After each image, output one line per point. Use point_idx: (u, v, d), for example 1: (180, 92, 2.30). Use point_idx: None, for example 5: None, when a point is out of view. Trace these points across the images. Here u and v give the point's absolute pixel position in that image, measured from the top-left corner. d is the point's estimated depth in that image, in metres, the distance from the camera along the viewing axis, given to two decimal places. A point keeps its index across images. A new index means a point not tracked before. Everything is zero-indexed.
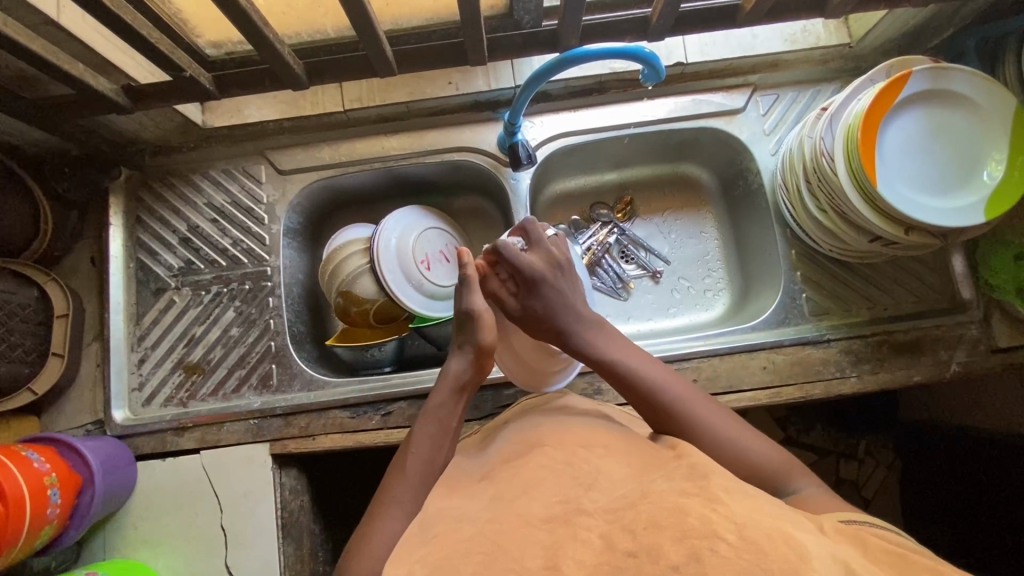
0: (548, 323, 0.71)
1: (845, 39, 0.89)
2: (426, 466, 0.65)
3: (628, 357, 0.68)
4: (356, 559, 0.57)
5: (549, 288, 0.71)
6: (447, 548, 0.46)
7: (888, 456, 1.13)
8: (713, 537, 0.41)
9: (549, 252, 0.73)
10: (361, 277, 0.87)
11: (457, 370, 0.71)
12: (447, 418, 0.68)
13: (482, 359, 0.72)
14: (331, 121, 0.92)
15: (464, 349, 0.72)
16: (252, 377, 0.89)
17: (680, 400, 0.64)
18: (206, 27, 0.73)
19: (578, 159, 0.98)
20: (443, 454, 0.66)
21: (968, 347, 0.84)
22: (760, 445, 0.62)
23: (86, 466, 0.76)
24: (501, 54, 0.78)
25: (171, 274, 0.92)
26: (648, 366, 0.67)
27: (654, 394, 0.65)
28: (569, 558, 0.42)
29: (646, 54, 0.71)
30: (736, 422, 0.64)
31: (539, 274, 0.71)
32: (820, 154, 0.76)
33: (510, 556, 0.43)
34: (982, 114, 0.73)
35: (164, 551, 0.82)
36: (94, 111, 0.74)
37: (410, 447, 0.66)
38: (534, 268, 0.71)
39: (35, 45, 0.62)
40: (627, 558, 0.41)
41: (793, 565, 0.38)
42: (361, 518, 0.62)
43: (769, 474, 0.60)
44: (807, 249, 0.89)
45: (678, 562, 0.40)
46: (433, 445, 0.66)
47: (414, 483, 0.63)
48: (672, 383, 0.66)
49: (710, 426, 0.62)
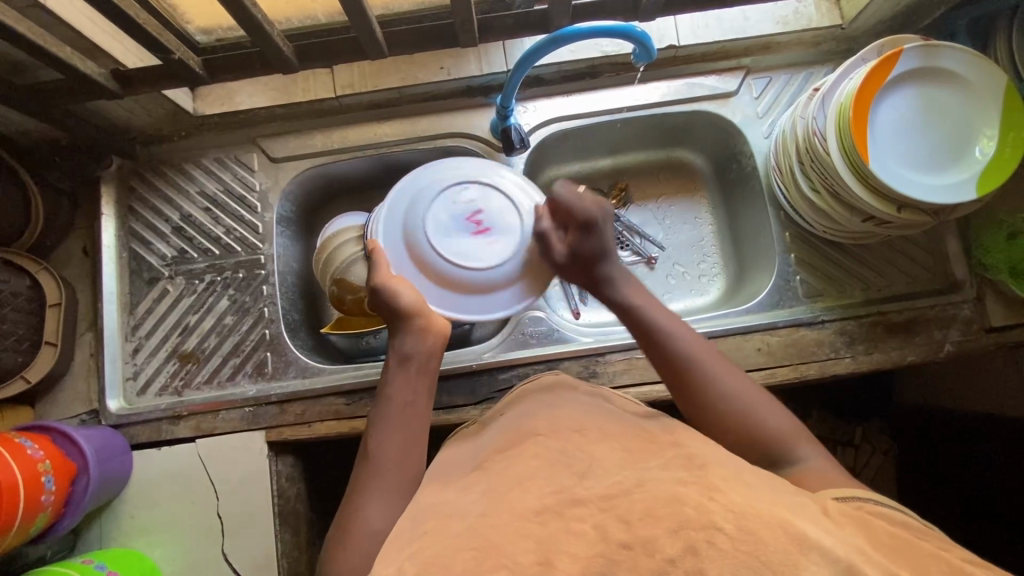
0: (590, 269, 0.73)
1: (837, 20, 0.88)
2: (391, 446, 0.65)
3: (646, 306, 0.70)
4: (338, 548, 0.59)
5: (600, 233, 0.74)
6: (445, 541, 0.46)
7: (885, 443, 1.11)
8: (710, 527, 0.40)
9: (596, 197, 0.75)
10: (355, 264, 0.85)
11: (397, 344, 0.70)
12: (399, 395, 0.68)
13: (422, 322, 0.70)
14: (322, 108, 0.92)
15: (399, 324, 0.70)
16: (246, 365, 0.88)
17: (694, 356, 0.66)
18: (195, 13, 0.73)
19: (572, 144, 0.98)
20: (409, 428, 0.66)
21: (962, 327, 0.84)
22: (769, 409, 0.62)
23: (80, 455, 0.76)
24: (491, 36, 0.78)
25: (164, 264, 0.91)
26: (667, 318, 0.69)
27: (673, 347, 0.66)
28: (562, 552, 0.42)
29: (639, 33, 0.70)
30: (746, 381, 0.65)
31: (596, 219, 0.73)
32: (812, 134, 0.76)
33: (503, 552, 0.43)
34: (971, 91, 0.73)
35: (160, 539, 0.82)
36: (83, 97, 0.74)
37: (371, 434, 0.66)
38: (588, 213, 0.73)
39: (22, 27, 0.61)
40: (622, 550, 0.41)
41: (791, 556, 0.38)
42: (342, 500, 0.63)
43: (778, 440, 0.61)
44: (800, 231, 0.89)
45: (674, 555, 0.40)
46: (393, 423, 0.66)
47: (382, 468, 0.63)
48: (691, 342, 0.67)
49: (722, 386, 0.64)
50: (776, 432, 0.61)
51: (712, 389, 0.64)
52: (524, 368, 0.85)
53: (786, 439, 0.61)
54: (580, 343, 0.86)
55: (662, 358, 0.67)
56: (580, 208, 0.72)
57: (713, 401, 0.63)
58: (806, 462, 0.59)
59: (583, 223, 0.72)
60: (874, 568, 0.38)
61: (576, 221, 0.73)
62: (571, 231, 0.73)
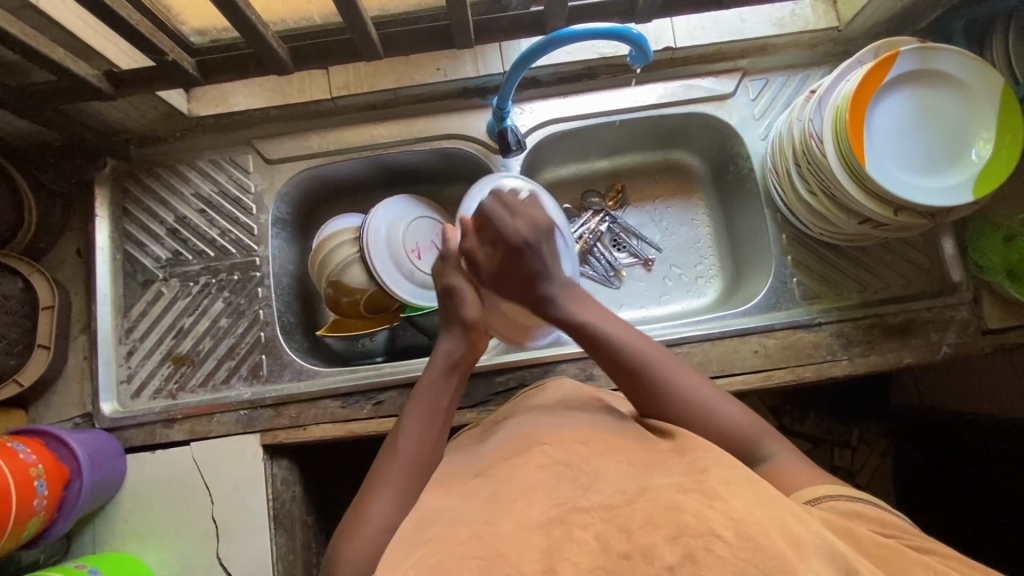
0: (525, 287, 0.72)
1: (834, 22, 0.88)
2: (420, 448, 0.65)
3: (594, 318, 0.70)
4: (349, 542, 0.58)
5: (532, 254, 0.72)
6: (444, 551, 0.45)
7: (880, 445, 1.13)
8: (709, 534, 0.40)
9: (531, 217, 0.73)
10: (352, 266, 0.86)
11: (448, 351, 0.72)
12: (439, 399, 0.69)
13: (475, 337, 0.73)
14: (318, 110, 0.91)
15: (458, 331, 0.73)
16: (242, 368, 0.88)
17: (646, 364, 0.65)
18: (190, 14, 0.73)
19: (568, 146, 0.98)
20: (440, 432, 0.67)
21: (958, 329, 0.84)
22: (728, 407, 0.63)
23: (72, 458, 0.75)
24: (488, 38, 0.77)
25: (158, 266, 0.91)
26: (616, 327, 0.69)
27: (631, 360, 0.66)
28: (565, 560, 0.42)
29: (635, 35, 0.70)
30: (702, 382, 0.65)
31: (524, 241, 0.71)
32: (808, 137, 0.76)
33: (507, 561, 0.43)
34: (966, 94, 0.73)
35: (154, 543, 0.82)
36: (76, 98, 0.74)
37: (401, 432, 0.67)
38: (519, 234, 0.71)
39: (13, 28, 0.61)
40: (621, 560, 0.41)
41: (790, 562, 0.38)
42: (358, 495, 0.63)
43: (745, 439, 0.61)
44: (797, 234, 0.89)
45: (673, 562, 0.39)
46: (426, 425, 0.67)
47: (406, 468, 0.64)
48: (642, 350, 0.67)
49: (683, 395, 0.63)
50: (741, 431, 0.62)
51: (668, 394, 0.63)
52: (522, 371, 0.85)
53: (755, 439, 0.61)
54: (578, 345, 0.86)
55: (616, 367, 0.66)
56: (506, 232, 0.71)
57: (671, 406, 0.63)
58: (785, 455, 0.60)
59: (509, 246, 0.71)
60: None
61: (503, 243, 0.72)
62: (496, 250, 0.72)
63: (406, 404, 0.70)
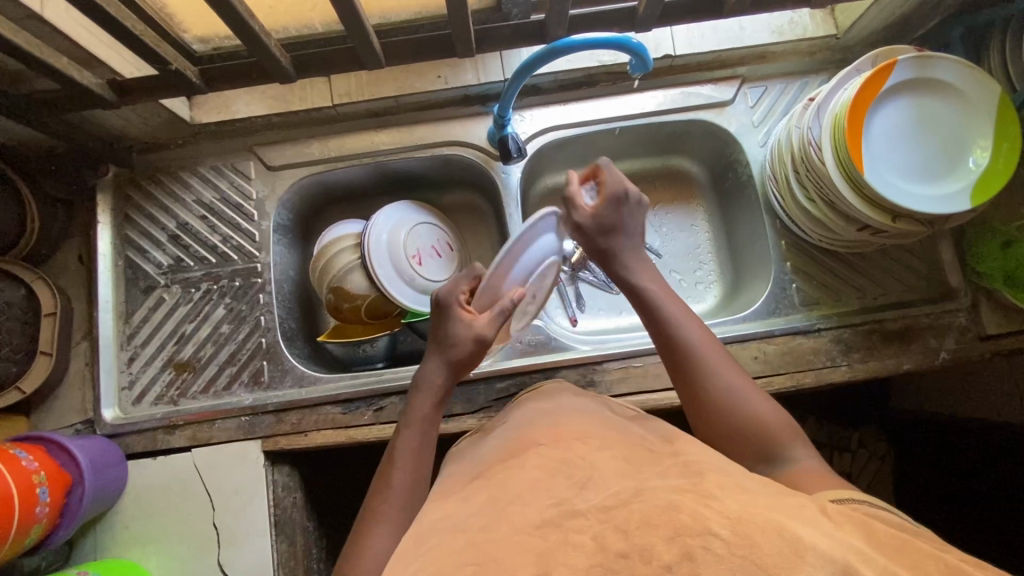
0: (607, 237, 0.73)
1: (832, 30, 0.89)
2: (412, 479, 0.69)
3: (656, 293, 0.71)
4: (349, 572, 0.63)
5: (627, 211, 0.74)
6: (444, 558, 0.45)
7: (880, 449, 1.09)
8: (706, 533, 0.40)
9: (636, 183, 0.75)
10: (352, 273, 0.87)
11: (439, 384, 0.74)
12: (429, 430, 0.72)
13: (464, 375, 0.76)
14: (319, 117, 0.92)
15: (452, 369, 0.74)
16: (243, 374, 0.88)
17: (697, 348, 0.67)
18: (192, 23, 0.72)
19: (568, 152, 0.98)
20: (428, 460, 0.71)
21: (957, 334, 0.84)
22: (765, 405, 0.64)
23: (75, 465, 0.75)
24: (490, 46, 0.78)
25: (160, 272, 0.91)
26: (676, 307, 0.71)
27: (682, 342, 0.68)
28: (560, 563, 0.42)
29: (634, 44, 0.71)
30: (745, 377, 0.66)
31: (624, 194, 0.73)
32: (807, 144, 0.76)
33: (502, 566, 0.42)
34: (963, 102, 0.73)
35: (155, 550, 0.82)
36: (80, 106, 0.74)
37: (395, 463, 0.70)
38: (623, 187, 0.73)
39: (18, 38, 0.61)
40: (619, 559, 0.41)
41: (787, 559, 0.38)
42: (354, 527, 0.67)
43: (767, 431, 0.62)
44: (797, 240, 0.90)
45: (670, 561, 0.39)
46: (416, 457, 0.70)
47: (400, 501, 0.68)
48: (697, 334, 0.68)
49: (720, 377, 0.65)
50: (769, 429, 0.62)
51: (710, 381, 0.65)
52: (522, 377, 0.85)
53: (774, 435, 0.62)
54: (580, 352, 0.87)
55: (667, 346, 0.69)
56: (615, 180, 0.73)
57: (710, 391, 0.65)
58: (798, 463, 0.61)
59: (612, 195, 0.73)
60: (869, 570, 0.38)
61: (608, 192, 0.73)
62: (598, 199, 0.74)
63: (398, 433, 0.72)
